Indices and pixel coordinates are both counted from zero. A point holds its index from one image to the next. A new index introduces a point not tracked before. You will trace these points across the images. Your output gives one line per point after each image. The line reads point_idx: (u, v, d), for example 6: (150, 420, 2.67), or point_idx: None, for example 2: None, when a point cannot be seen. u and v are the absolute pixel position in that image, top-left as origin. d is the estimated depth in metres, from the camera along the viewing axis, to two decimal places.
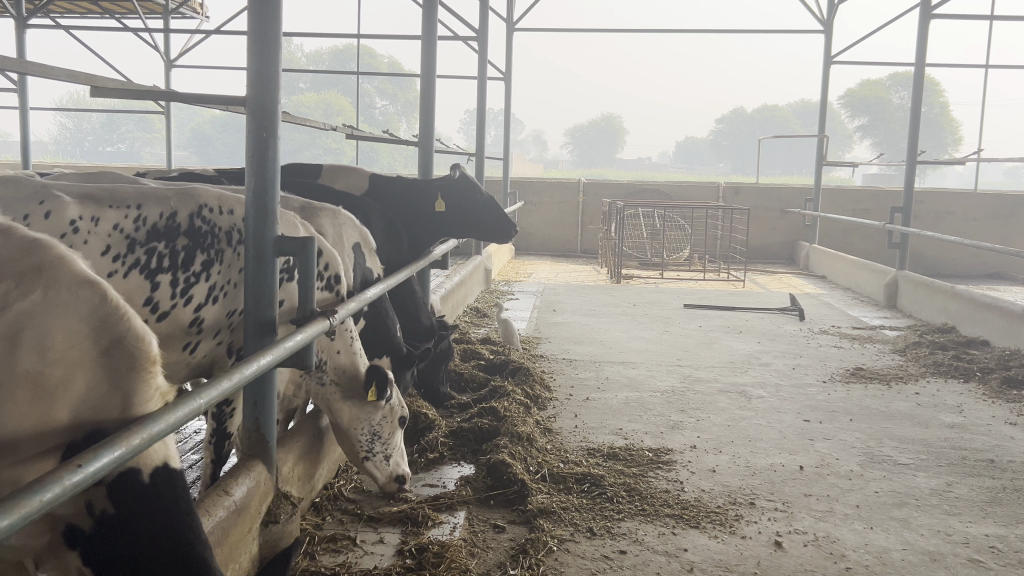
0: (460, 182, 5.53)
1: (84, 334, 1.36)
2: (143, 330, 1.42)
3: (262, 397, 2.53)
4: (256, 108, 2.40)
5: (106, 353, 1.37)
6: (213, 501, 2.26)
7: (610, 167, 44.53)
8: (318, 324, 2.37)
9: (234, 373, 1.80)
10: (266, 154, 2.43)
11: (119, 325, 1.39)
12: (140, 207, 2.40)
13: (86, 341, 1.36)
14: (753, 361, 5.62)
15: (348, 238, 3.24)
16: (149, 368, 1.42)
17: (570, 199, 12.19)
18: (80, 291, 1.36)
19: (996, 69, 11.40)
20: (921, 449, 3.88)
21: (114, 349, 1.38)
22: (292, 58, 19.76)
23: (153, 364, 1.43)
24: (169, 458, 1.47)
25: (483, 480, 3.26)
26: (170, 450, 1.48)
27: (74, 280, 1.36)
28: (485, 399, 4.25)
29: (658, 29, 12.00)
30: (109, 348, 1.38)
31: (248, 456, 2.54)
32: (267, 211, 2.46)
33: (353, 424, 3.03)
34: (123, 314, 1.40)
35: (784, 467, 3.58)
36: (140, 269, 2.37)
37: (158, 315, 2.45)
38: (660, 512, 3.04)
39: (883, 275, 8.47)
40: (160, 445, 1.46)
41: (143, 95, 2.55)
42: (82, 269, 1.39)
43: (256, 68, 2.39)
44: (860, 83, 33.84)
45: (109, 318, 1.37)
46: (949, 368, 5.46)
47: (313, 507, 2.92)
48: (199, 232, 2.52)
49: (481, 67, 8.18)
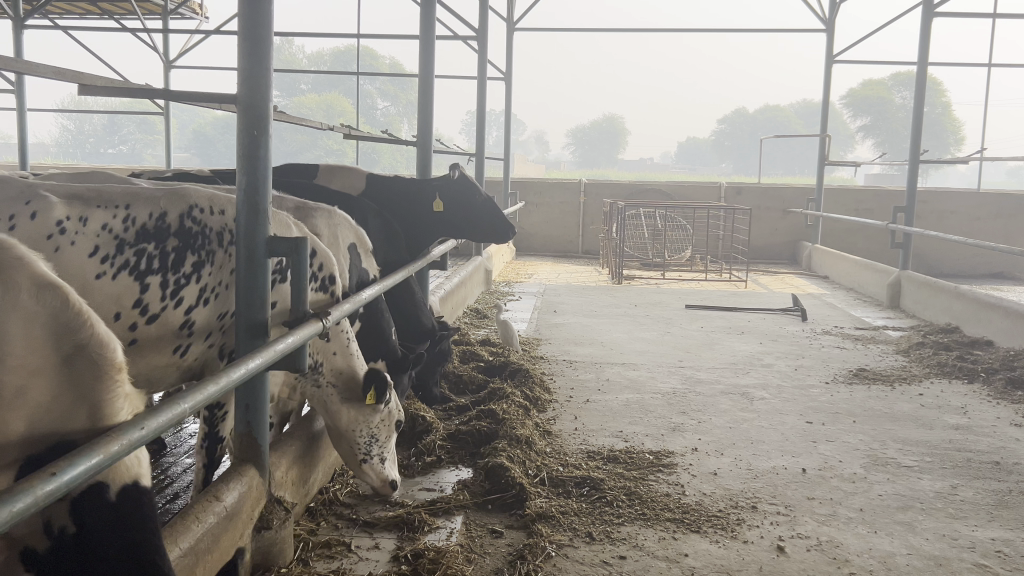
0: (459, 182, 5.49)
1: (46, 339, 1.33)
2: (108, 336, 1.41)
3: (255, 401, 2.48)
4: (247, 107, 2.36)
5: (69, 362, 1.35)
6: (203, 507, 2.21)
7: (612, 168, 44.48)
8: (311, 326, 2.33)
9: (222, 377, 1.77)
10: (257, 154, 2.38)
11: (84, 330, 1.36)
12: (130, 207, 2.35)
13: (49, 346, 1.33)
14: (755, 362, 5.57)
15: (344, 238, 3.19)
16: (116, 375, 1.41)
17: (571, 199, 12.14)
18: (43, 294, 1.33)
19: (998, 68, 11.34)
20: (926, 451, 3.83)
21: (78, 357, 1.36)
22: (292, 59, 19.73)
23: (118, 371, 1.41)
24: (140, 477, 1.47)
25: (481, 484, 3.21)
26: (142, 468, 1.48)
27: (37, 282, 1.33)
28: (484, 401, 4.21)
29: (660, 29, 11.96)
30: (73, 354, 1.35)
31: (240, 461, 2.49)
32: (259, 211, 2.41)
33: (351, 426, 2.98)
34: (87, 319, 1.37)
35: (786, 469, 3.53)
36: (129, 271, 2.33)
37: (147, 318, 2.40)
38: (661, 516, 2.99)
39: (886, 275, 8.42)
40: (131, 464, 1.46)
41: (133, 92, 2.50)
42: (45, 271, 1.36)
43: (248, 65, 2.34)
44: (862, 84, 33.75)
45: (74, 324, 1.34)
46: (954, 369, 5.40)
47: (307, 512, 2.87)
48: (190, 233, 2.48)
49: (481, 67, 8.13)
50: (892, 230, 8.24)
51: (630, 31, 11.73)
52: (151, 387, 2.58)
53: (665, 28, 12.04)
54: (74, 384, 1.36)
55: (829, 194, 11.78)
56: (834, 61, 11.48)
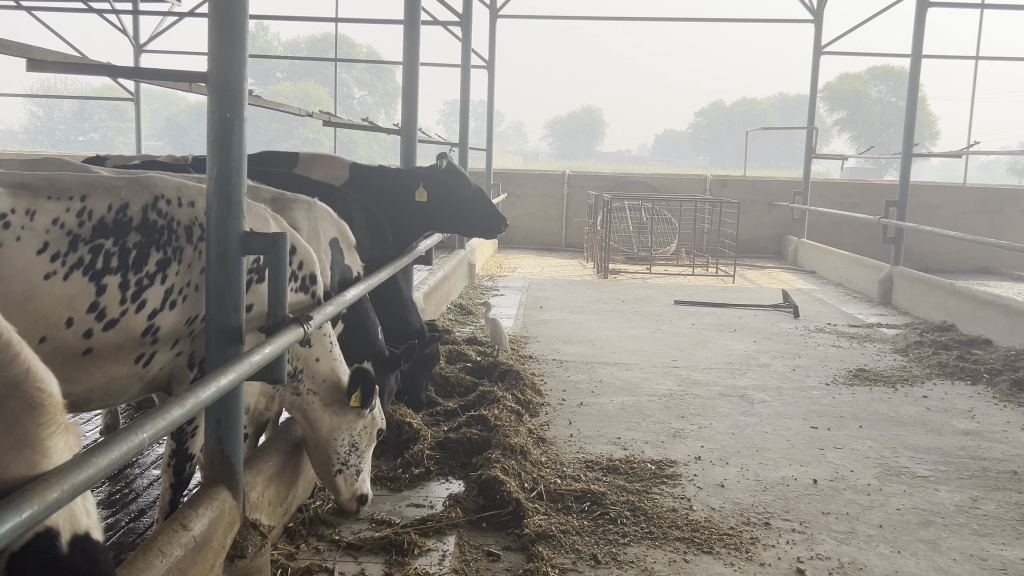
0: (446, 172, 5.22)
1: None
2: (43, 372, 1.19)
3: (227, 416, 2.23)
4: (219, 89, 2.10)
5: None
6: (167, 537, 1.97)
7: (591, 159, 44.24)
8: (293, 332, 2.10)
9: (188, 399, 1.52)
10: (230, 140, 2.13)
11: (13, 367, 1.13)
12: (85, 198, 2.08)
13: None
14: (751, 361, 5.37)
15: (326, 234, 2.94)
16: (55, 418, 1.19)
17: (554, 191, 11.93)
18: None
19: (987, 60, 11.20)
20: (939, 460, 3.63)
21: (9, 398, 1.14)
22: (267, 46, 19.32)
23: (56, 412, 1.20)
24: (91, 528, 1.25)
25: (473, 499, 2.97)
26: (93, 518, 1.26)
27: None
28: (473, 406, 3.97)
29: (644, 19, 11.75)
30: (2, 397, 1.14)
31: (212, 482, 2.24)
32: (230, 204, 2.16)
33: (333, 434, 2.81)
34: (15, 352, 1.14)
35: (796, 480, 3.32)
36: (82, 270, 2.05)
37: (106, 323, 2.14)
38: (670, 535, 2.77)
39: (877, 271, 8.25)
40: (82, 513, 1.24)
41: (90, 68, 2.23)
42: None
43: (219, 48, 2.08)
44: (840, 78, 33.77)
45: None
46: (955, 370, 5.23)
47: (284, 533, 2.61)
48: (154, 228, 2.22)
49: (465, 53, 7.88)
50: (884, 224, 8.05)
51: (615, 20, 11.49)
52: (110, 399, 2.32)
53: (651, 18, 11.84)
54: (7, 432, 1.15)
55: (816, 187, 11.62)
56: (821, 52, 11.31)
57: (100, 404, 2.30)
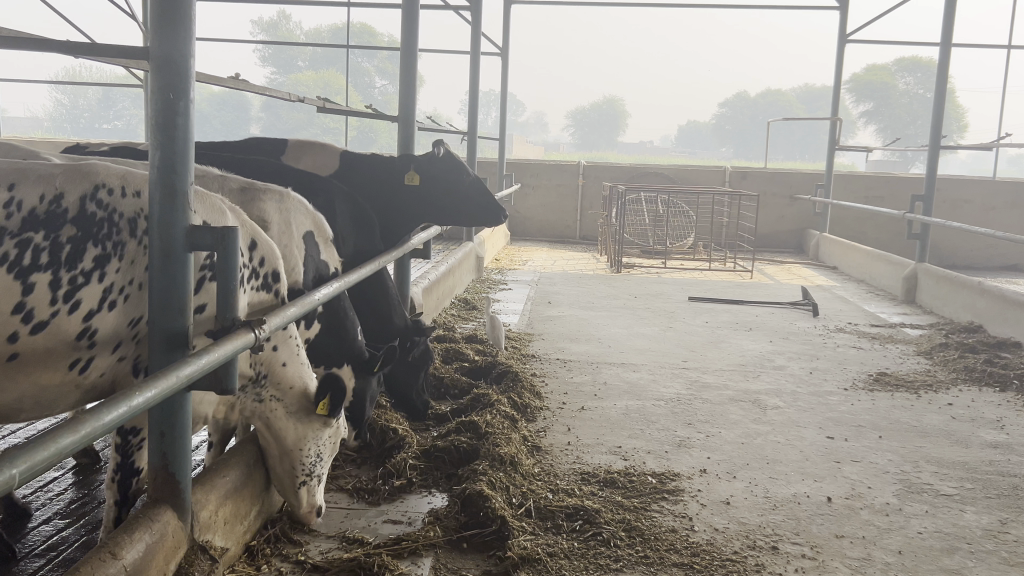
0: (444, 160, 4.99)
1: None
2: None
3: (172, 430, 1.99)
4: (159, 64, 1.82)
5: None
6: (92, 567, 1.76)
7: (611, 150, 43.87)
8: (242, 337, 1.83)
9: (83, 426, 1.29)
10: (174, 123, 1.87)
11: None
12: (13, 187, 1.87)
13: None
14: (766, 363, 5.10)
15: (299, 227, 2.71)
16: None
17: (569, 182, 11.66)
18: None
19: (1020, 50, 10.75)
20: (966, 476, 3.36)
21: None
22: (286, 34, 19.15)
23: None
24: None
25: (455, 517, 2.74)
26: None
27: None
28: (467, 410, 3.74)
29: (667, 5, 11.35)
30: None
31: (154, 501, 2.03)
32: (174, 194, 1.90)
33: (298, 444, 2.64)
34: None
35: (808, 498, 3.07)
36: (7, 267, 1.84)
37: (33, 326, 1.93)
38: (667, 561, 2.53)
39: (901, 268, 7.94)
40: None
41: (23, 42, 1.99)
42: None
43: (159, 16, 1.81)
44: (866, 71, 33.30)
45: None
46: (983, 375, 4.94)
47: (245, 552, 2.39)
48: (92, 220, 1.99)
49: (475, 37, 7.63)
50: (909, 219, 7.72)
51: (633, 6, 11.17)
52: (45, 407, 2.12)
53: (672, 3, 11.46)
54: None
55: (839, 180, 11.29)
56: (846, 41, 10.91)
57: (30, 413, 2.10)
